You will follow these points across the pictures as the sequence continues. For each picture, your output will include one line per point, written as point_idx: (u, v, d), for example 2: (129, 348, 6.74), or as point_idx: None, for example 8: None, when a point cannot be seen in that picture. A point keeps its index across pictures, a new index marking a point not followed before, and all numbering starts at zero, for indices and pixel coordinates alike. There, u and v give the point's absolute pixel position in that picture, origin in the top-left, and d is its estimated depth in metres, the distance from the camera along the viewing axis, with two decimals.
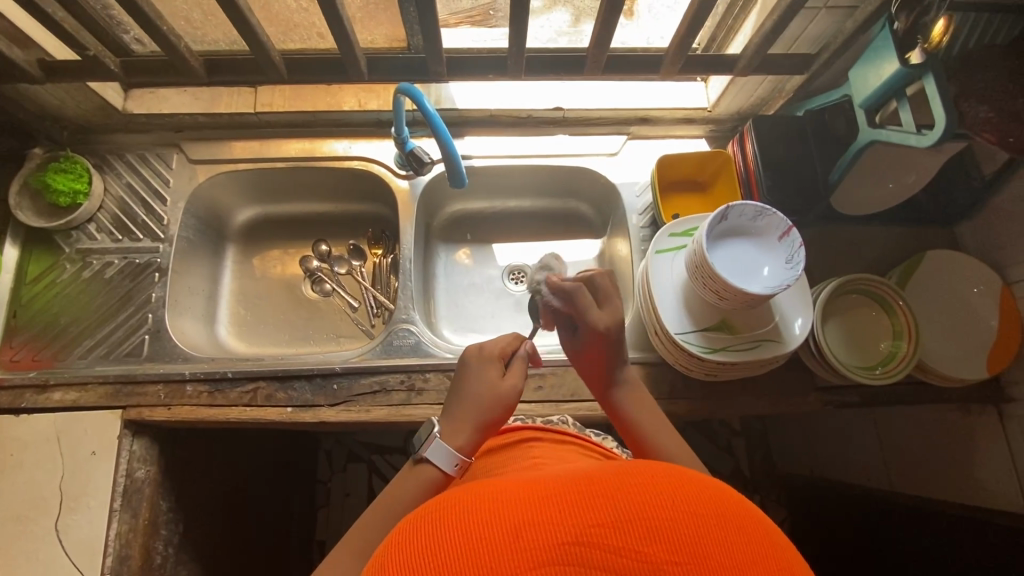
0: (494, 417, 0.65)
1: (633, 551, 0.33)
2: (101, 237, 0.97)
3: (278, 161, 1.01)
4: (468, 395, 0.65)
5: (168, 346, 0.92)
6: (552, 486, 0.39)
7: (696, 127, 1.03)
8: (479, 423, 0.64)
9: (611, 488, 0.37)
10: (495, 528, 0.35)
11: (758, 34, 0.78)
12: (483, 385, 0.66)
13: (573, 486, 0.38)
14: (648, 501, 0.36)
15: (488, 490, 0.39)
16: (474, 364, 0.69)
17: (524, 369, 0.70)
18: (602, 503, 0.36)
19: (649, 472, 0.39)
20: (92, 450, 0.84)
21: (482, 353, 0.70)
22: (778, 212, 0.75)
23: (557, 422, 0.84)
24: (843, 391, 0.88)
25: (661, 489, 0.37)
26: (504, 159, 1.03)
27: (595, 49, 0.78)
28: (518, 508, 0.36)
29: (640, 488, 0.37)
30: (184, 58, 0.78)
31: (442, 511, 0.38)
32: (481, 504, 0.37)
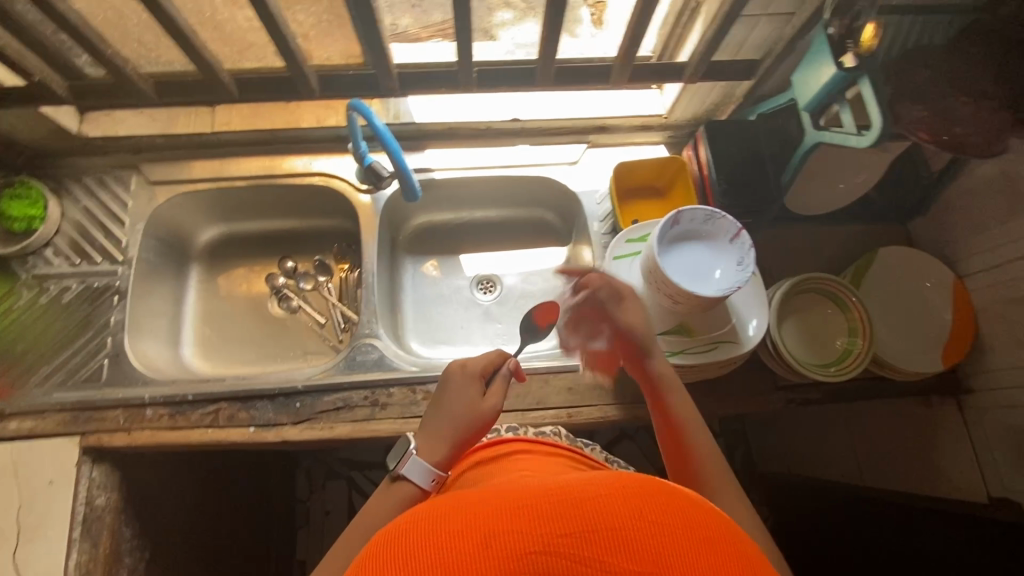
0: (473, 436, 0.64)
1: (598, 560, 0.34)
2: (58, 262, 0.96)
3: (238, 180, 1.01)
4: (447, 415, 0.65)
5: (127, 370, 0.91)
6: (522, 494, 0.39)
7: (654, 134, 1.05)
8: (457, 440, 0.64)
9: (581, 497, 0.37)
10: (463, 540, 0.35)
11: (701, 42, 0.79)
12: (462, 405, 0.65)
13: (544, 496, 0.38)
14: (616, 510, 0.36)
15: (460, 500, 0.40)
16: (456, 382, 0.67)
17: (506, 389, 0.67)
18: (570, 512, 0.36)
19: (619, 481, 0.39)
20: (49, 479, 0.83)
21: (464, 372, 0.67)
22: (728, 215, 0.76)
23: (549, 433, 0.82)
24: (806, 389, 0.89)
25: (631, 497, 0.37)
26: (465, 170, 1.03)
27: (543, 59, 0.80)
28: (487, 518, 0.36)
29: (608, 497, 0.37)
30: (130, 79, 0.78)
31: (413, 521, 0.38)
32: (452, 514, 0.38)
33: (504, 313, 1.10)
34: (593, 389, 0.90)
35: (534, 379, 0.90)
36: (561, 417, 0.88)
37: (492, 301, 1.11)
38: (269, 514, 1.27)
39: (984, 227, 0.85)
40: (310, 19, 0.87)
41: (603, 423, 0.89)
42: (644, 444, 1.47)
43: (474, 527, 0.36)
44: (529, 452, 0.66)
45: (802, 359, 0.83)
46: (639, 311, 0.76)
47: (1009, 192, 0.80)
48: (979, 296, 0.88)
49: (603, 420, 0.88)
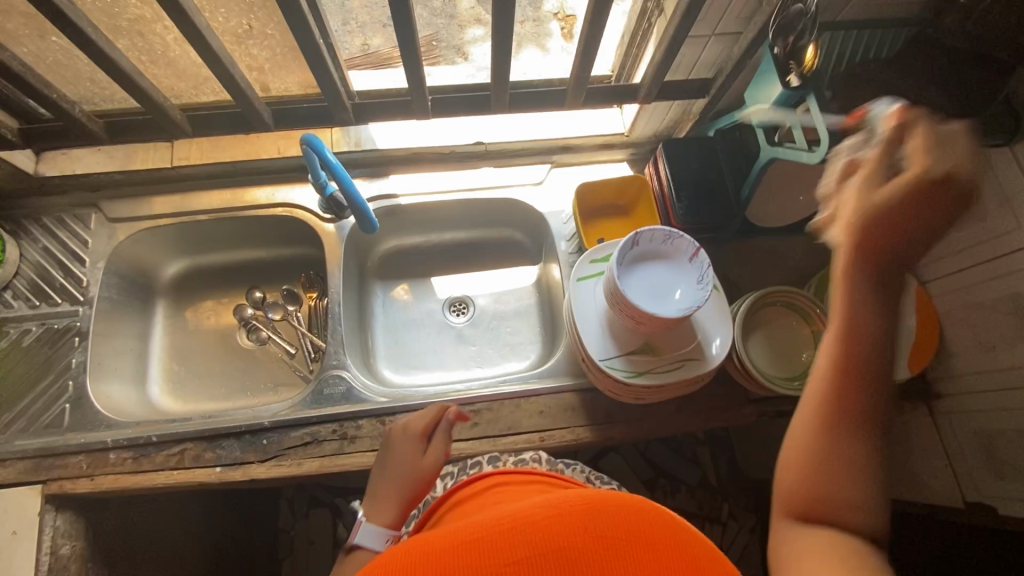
0: (419, 491, 0.67)
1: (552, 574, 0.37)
2: (17, 304, 0.94)
3: (201, 214, 1.00)
4: (393, 474, 0.67)
5: (90, 414, 0.89)
6: (481, 530, 0.42)
7: (618, 152, 1.05)
8: (406, 496, 0.66)
9: (533, 522, 0.41)
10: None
11: (652, 64, 0.80)
12: (405, 465, 0.68)
13: (500, 527, 0.42)
14: (565, 529, 0.40)
15: (424, 542, 0.42)
16: (399, 441, 0.70)
17: (448, 441, 0.70)
18: (526, 538, 0.40)
19: (566, 504, 0.43)
20: (12, 530, 0.81)
21: (406, 431, 0.70)
22: (686, 235, 0.77)
23: (529, 462, 0.82)
24: (777, 401, 0.89)
25: (579, 516, 0.41)
26: (430, 196, 1.03)
27: (495, 85, 0.80)
28: (449, 556, 0.39)
29: (557, 519, 0.41)
30: (79, 122, 0.77)
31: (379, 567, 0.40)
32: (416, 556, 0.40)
33: (476, 336, 1.09)
34: (565, 411, 0.89)
35: (505, 404, 0.89)
36: (534, 441, 0.87)
37: (465, 324, 1.10)
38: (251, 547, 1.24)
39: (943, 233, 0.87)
40: (263, 53, 0.86)
41: (576, 445, 0.88)
42: (629, 457, 1.47)
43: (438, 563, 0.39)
44: (506, 481, 0.66)
45: (769, 373, 0.83)
46: (917, 182, 0.43)
47: None
48: (943, 301, 0.89)
49: (576, 442, 0.88)
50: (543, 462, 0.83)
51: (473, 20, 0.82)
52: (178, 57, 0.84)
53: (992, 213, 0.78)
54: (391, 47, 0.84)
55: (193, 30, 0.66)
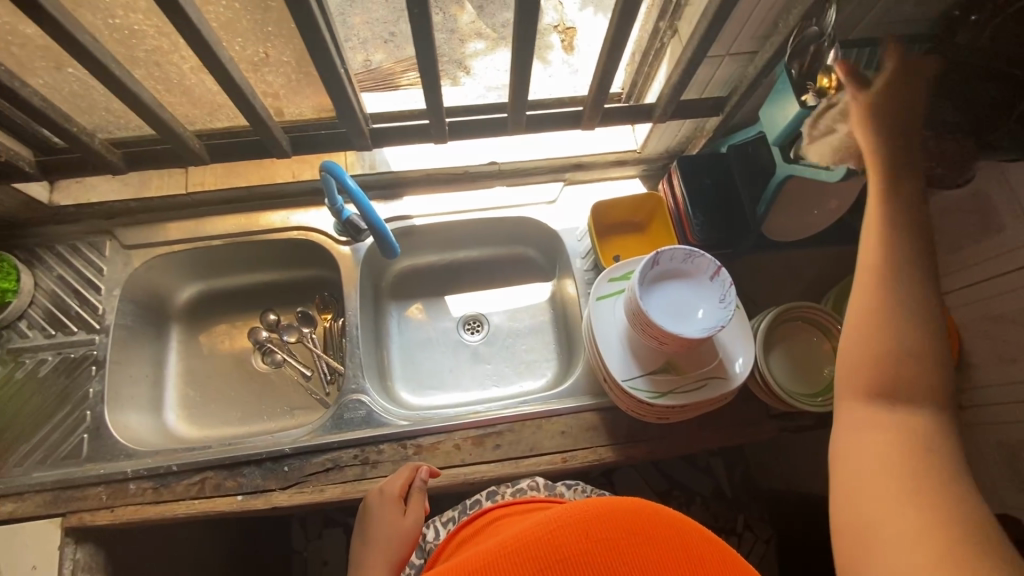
0: (403, 555, 0.71)
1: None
2: (33, 333, 0.94)
3: (216, 238, 1.00)
4: (376, 540, 0.72)
5: (108, 443, 0.88)
6: (487, 553, 0.43)
7: (630, 168, 1.06)
8: (393, 558, 0.70)
9: (535, 539, 0.43)
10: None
11: (668, 85, 0.81)
12: (387, 529, 0.72)
13: (502, 549, 0.43)
14: (567, 542, 0.42)
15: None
16: (377, 506, 0.75)
17: (424, 498, 0.76)
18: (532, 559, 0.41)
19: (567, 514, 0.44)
20: (32, 565, 0.80)
21: (384, 496, 0.76)
22: (707, 253, 0.77)
23: (526, 489, 0.80)
24: (798, 416, 0.89)
25: (580, 527, 0.43)
26: (444, 216, 1.04)
27: (514, 107, 0.80)
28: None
29: (560, 532, 0.43)
30: (99, 154, 0.77)
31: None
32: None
33: (492, 354, 1.09)
34: (587, 431, 0.89)
35: (526, 425, 0.89)
36: (556, 462, 0.87)
37: (480, 342, 1.10)
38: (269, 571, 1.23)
39: (959, 245, 0.87)
40: (279, 79, 0.86)
41: (599, 464, 0.88)
42: (643, 469, 1.46)
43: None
44: (504, 513, 0.66)
45: (792, 389, 0.83)
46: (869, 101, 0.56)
47: (979, 212, 0.82)
48: (961, 313, 0.89)
49: (598, 462, 0.87)
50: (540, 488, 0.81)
51: (473, 34, 0.83)
52: (195, 85, 0.84)
53: (1008, 226, 0.78)
54: (393, 61, 0.83)
55: (218, 66, 0.66)
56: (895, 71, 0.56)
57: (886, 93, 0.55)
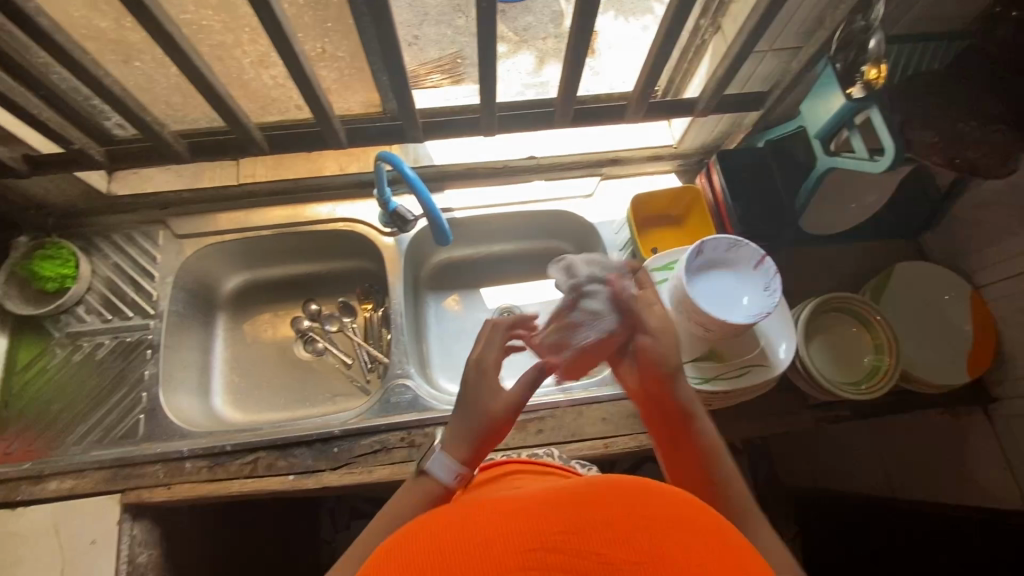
0: (497, 428, 0.61)
1: (600, 552, 0.37)
2: (90, 318, 0.97)
3: (264, 229, 1.04)
4: (472, 405, 0.62)
5: (163, 424, 0.91)
6: (530, 502, 0.42)
7: (666, 163, 1.08)
8: (483, 431, 0.61)
9: (582, 497, 0.42)
10: (483, 534, 0.39)
11: (713, 79, 0.83)
12: (484, 396, 0.62)
13: (551, 498, 0.42)
14: (614, 509, 0.40)
15: (469, 510, 0.43)
16: (476, 375, 0.63)
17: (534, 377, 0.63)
18: (573, 513, 0.40)
19: (615, 486, 0.43)
20: (92, 539, 0.83)
21: (479, 367, 0.64)
22: (750, 243, 0.79)
23: (542, 455, 0.85)
24: (836, 406, 0.91)
25: (627, 502, 0.41)
26: (485, 209, 1.06)
27: (562, 100, 0.82)
28: (499, 520, 0.40)
29: (607, 500, 0.41)
30: (168, 143, 0.80)
31: (431, 527, 0.42)
32: (467, 519, 0.41)
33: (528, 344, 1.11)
34: (627, 419, 0.90)
35: (567, 411, 0.91)
36: (599, 448, 0.89)
37: None
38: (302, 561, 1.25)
39: (996, 239, 0.88)
40: (332, 75, 0.89)
41: (640, 451, 0.90)
42: None
43: (490, 526, 0.40)
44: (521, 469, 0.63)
45: (833, 379, 0.84)
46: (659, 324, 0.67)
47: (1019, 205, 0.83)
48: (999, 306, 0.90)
49: (639, 449, 0.89)
50: (555, 457, 0.85)
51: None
52: (253, 79, 0.88)
53: None
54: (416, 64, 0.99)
55: (291, 58, 0.69)
56: (658, 329, 0.66)
57: (661, 331, 0.66)
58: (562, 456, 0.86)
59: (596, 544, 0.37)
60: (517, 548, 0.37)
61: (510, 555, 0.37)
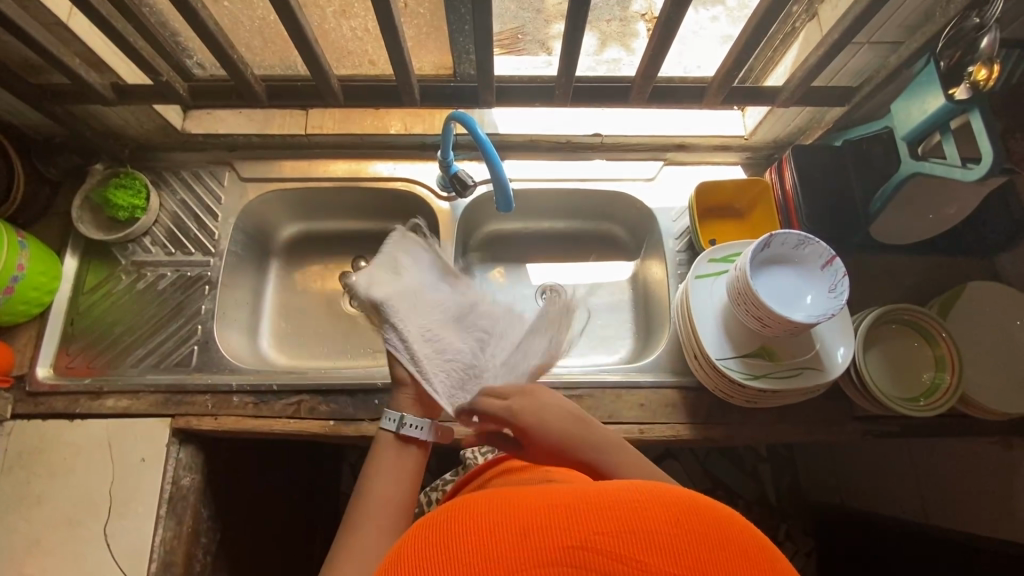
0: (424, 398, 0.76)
1: (640, 559, 0.34)
2: (155, 249, 1.01)
3: (324, 181, 1.05)
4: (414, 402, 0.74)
5: (216, 357, 0.95)
6: (561, 496, 0.40)
7: (733, 154, 1.06)
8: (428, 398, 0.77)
9: (623, 498, 0.38)
10: (502, 533, 0.37)
11: (802, 68, 0.80)
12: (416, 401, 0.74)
13: (582, 495, 0.39)
14: (653, 515, 0.36)
15: (496, 499, 0.41)
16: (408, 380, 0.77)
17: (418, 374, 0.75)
18: (607, 514, 0.37)
19: (657, 489, 0.39)
20: (141, 457, 0.87)
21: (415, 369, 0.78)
22: (820, 242, 0.76)
23: None
24: (882, 421, 0.88)
25: (673, 506, 0.37)
26: (543, 182, 1.05)
27: (642, 75, 0.80)
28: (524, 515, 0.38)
29: (648, 500, 0.38)
30: (249, 83, 0.81)
31: (450, 515, 0.41)
32: (489, 512, 0.40)
33: None
34: (665, 408, 0.89)
35: (605, 393, 0.90)
36: (634, 433, 0.88)
37: None
38: (320, 506, 1.29)
39: None
40: (411, 31, 0.89)
41: (674, 441, 0.88)
42: (688, 463, 1.44)
43: (510, 521, 0.38)
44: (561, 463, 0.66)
45: (888, 392, 0.82)
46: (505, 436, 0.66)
47: None
48: None
49: (675, 439, 0.88)
50: None
51: (558, 15, 0.94)
52: (332, 29, 0.88)
53: None
54: None
55: (383, 9, 0.68)
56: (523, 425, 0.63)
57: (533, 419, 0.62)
58: None
59: (635, 551, 0.35)
60: (538, 552, 0.35)
61: (529, 560, 0.35)
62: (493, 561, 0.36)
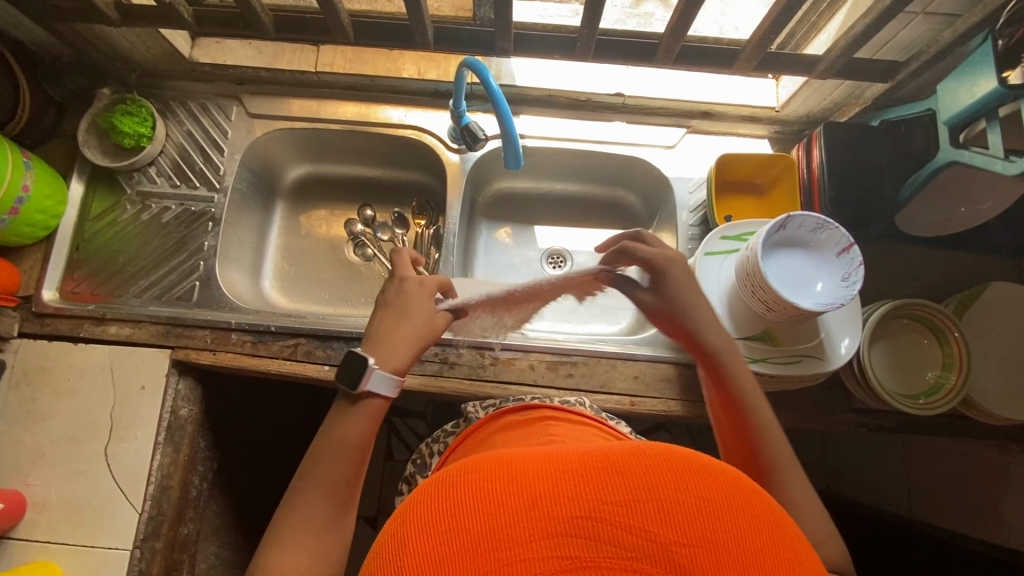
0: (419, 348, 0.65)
1: (648, 529, 0.33)
2: (160, 181, 1.00)
3: (333, 123, 1.02)
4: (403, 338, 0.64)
5: (216, 294, 0.95)
6: (563, 459, 0.38)
7: (762, 127, 1.01)
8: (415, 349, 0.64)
9: (630, 463, 0.36)
10: (508, 498, 0.35)
11: (845, 37, 0.73)
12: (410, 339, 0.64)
13: (590, 458, 0.37)
14: (665, 484, 0.35)
15: (489, 459, 0.39)
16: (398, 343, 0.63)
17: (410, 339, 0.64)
18: (613, 480, 0.35)
19: (664, 451, 0.37)
20: (142, 385, 0.89)
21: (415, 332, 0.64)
22: (839, 227, 0.73)
23: (574, 402, 0.83)
24: (879, 415, 0.87)
25: (679, 472, 0.35)
26: (558, 142, 1.01)
27: (671, 32, 0.74)
28: (528, 479, 0.35)
29: (656, 468, 0.36)
30: (255, 13, 0.76)
31: (448, 480, 0.38)
32: (487, 472, 0.37)
33: None
34: (659, 382, 0.89)
35: (601, 362, 0.90)
36: (624, 405, 0.87)
37: (562, 277, 1.11)
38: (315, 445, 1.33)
39: None
40: None
41: (665, 416, 0.88)
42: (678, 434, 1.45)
43: (514, 485, 0.35)
44: (561, 418, 0.68)
45: (887, 387, 0.79)
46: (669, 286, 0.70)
47: None
48: None
49: (665, 413, 0.87)
50: (586, 407, 0.83)
51: None
52: None
53: None
54: None
55: None
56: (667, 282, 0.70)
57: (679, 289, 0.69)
58: (592, 406, 0.85)
59: (642, 520, 0.33)
60: (545, 520, 0.33)
61: (540, 529, 0.33)
62: (501, 530, 0.33)
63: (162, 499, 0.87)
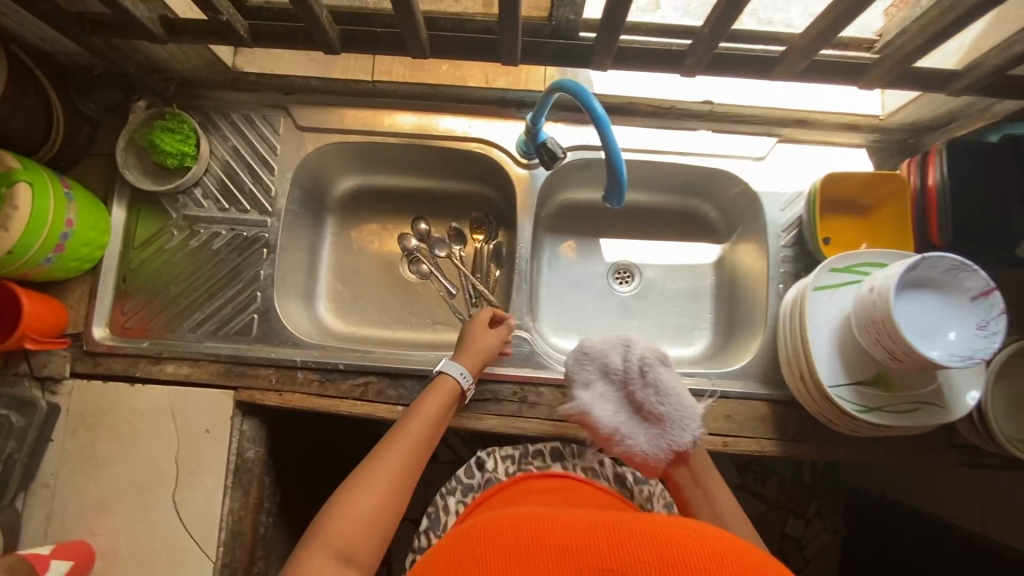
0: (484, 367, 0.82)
1: None
2: (207, 204, 0.92)
3: (390, 137, 0.94)
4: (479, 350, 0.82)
5: (277, 328, 0.89)
6: (595, 522, 0.41)
7: (859, 136, 0.92)
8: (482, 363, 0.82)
9: (662, 534, 0.39)
10: (535, 550, 0.38)
11: (997, 53, 0.65)
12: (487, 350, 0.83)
13: (618, 523, 0.40)
14: (694, 553, 0.37)
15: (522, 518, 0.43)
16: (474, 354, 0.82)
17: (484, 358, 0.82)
18: (642, 545, 0.37)
19: (693, 530, 0.40)
20: (206, 428, 0.84)
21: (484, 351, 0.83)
22: (979, 270, 0.66)
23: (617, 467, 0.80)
24: (984, 454, 0.83)
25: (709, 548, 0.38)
26: (637, 154, 0.93)
27: (801, 48, 0.64)
28: (560, 536, 0.39)
29: (688, 542, 0.38)
30: (323, 30, 0.67)
31: (480, 530, 0.42)
32: (519, 530, 0.41)
33: (641, 308, 1.03)
34: (754, 421, 0.84)
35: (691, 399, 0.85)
36: (717, 446, 0.83)
37: (630, 294, 1.04)
38: None
39: None
40: None
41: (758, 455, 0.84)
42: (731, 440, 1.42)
43: (545, 541, 0.39)
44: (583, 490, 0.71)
45: (1011, 434, 0.75)
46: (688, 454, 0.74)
47: None
48: None
49: (759, 453, 0.83)
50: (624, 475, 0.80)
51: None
52: None
53: None
54: None
55: None
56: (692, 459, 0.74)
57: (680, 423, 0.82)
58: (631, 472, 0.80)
59: None
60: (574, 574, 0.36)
61: None
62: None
63: (234, 546, 0.83)
